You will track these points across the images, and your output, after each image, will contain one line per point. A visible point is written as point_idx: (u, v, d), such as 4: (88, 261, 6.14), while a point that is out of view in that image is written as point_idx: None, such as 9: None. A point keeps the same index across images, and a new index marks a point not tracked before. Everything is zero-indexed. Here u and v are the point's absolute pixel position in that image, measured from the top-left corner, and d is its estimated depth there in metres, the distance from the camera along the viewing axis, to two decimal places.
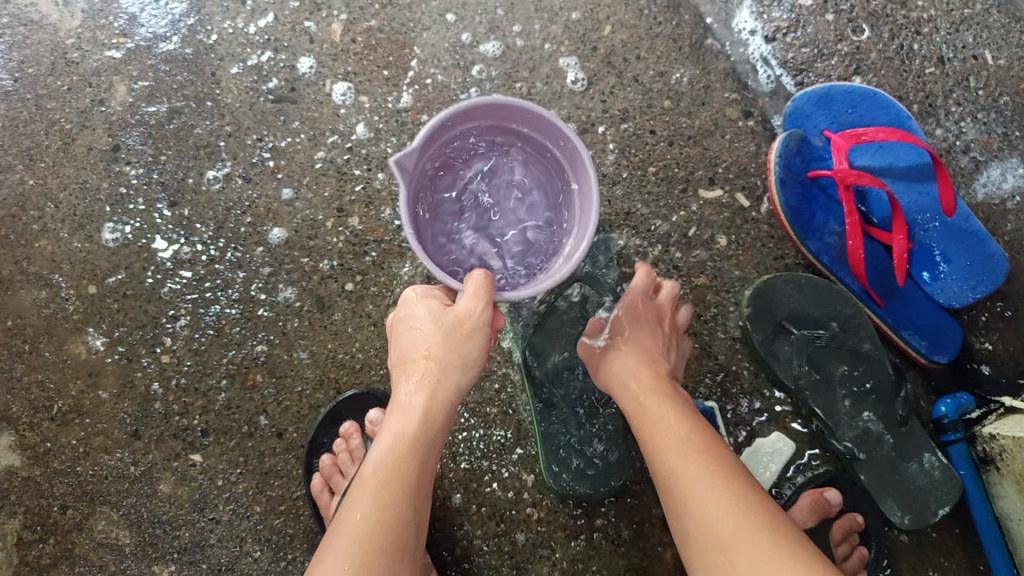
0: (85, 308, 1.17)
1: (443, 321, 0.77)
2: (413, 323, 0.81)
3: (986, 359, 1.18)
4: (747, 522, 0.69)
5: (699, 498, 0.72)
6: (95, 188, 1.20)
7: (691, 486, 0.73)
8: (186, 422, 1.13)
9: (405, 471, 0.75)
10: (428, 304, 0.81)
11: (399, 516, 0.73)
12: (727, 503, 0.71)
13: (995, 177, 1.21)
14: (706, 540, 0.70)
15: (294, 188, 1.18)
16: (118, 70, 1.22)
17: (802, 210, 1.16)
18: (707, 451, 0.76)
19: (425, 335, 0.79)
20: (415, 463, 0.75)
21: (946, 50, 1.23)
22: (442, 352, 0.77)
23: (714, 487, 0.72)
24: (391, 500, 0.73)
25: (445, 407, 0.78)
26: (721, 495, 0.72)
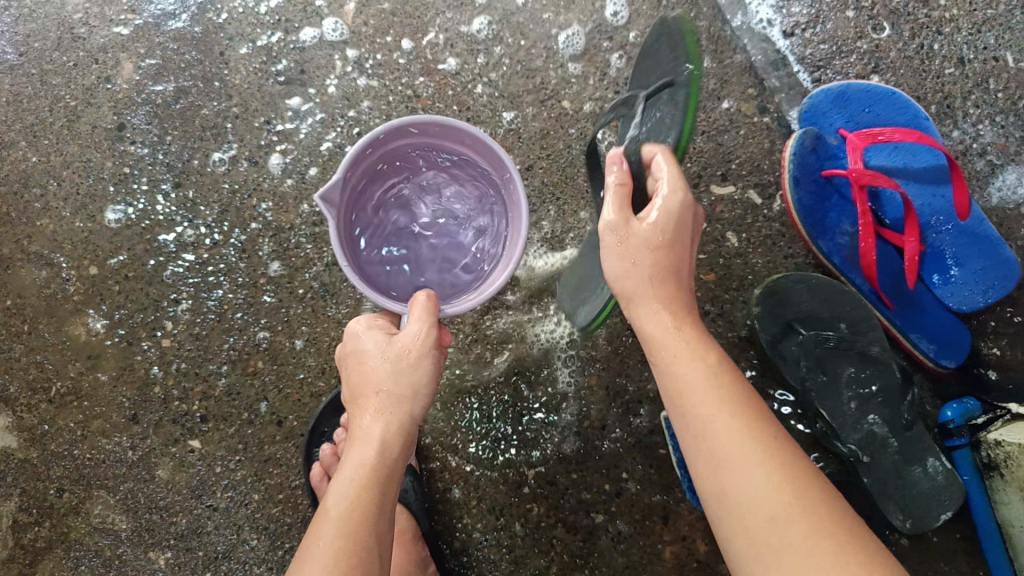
0: (86, 289, 1.15)
1: (390, 351, 0.74)
2: (359, 353, 0.77)
3: (995, 365, 1.16)
4: (778, 499, 0.64)
5: (726, 468, 0.66)
6: (99, 167, 1.18)
7: (720, 454, 0.67)
8: (185, 407, 1.12)
9: (364, 505, 0.69)
10: (374, 332, 0.77)
11: (362, 556, 0.67)
12: (758, 472, 0.65)
13: (1011, 181, 1.19)
14: (734, 511, 0.65)
15: (301, 173, 1.16)
16: (124, 47, 1.20)
17: (815, 209, 1.15)
18: (738, 409, 0.69)
19: (374, 364, 0.75)
20: (374, 495, 0.70)
21: (966, 50, 1.21)
22: (391, 381, 0.74)
23: (746, 456, 0.66)
24: (353, 534, 0.68)
25: (402, 436, 0.74)
26: (755, 467, 0.66)
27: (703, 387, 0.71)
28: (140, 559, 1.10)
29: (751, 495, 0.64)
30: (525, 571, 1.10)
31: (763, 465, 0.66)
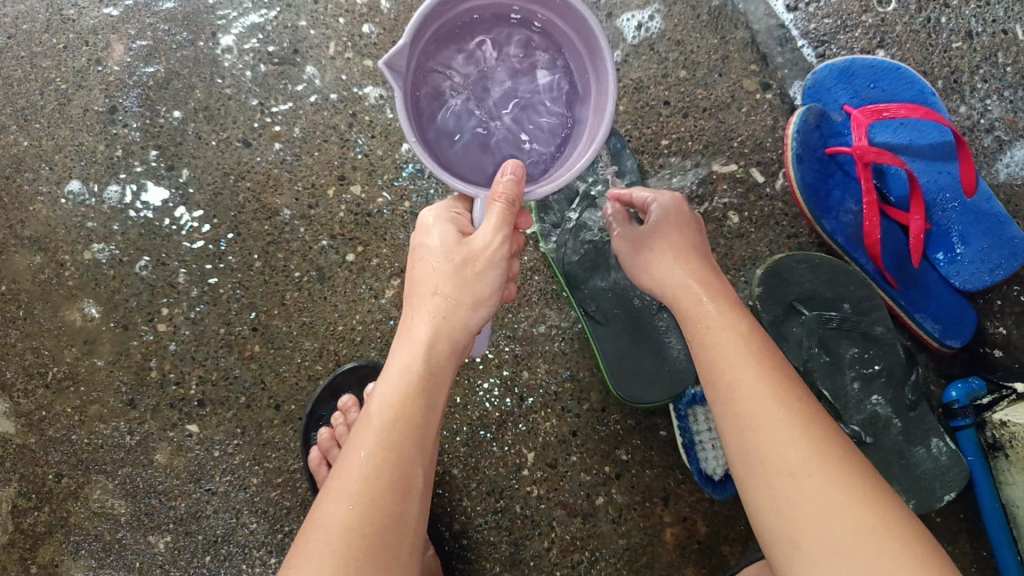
0: (80, 274, 1.14)
1: (454, 257, 0.71)
2: (427, 253, 0.73)
3: (1001, 345, 1.15)
4: (811, 468, 0.62)
5: (758, 430, 0.65)
6: (91, 152, 1.16)
7: (755, 415, 0.66)
8: (183, 391, 1.12)
9: (408, 413, 0.66)
10: (443, 231, 0.73)
11: (406, 465, 0.65)
12: (791, 439, 0.64)
13: (1018, 157, 1.17)
14: (758, 474, 0.65)
15: (295, 155, 1.15)
16: (115, 29, 1.18)
17: (818, 188, 1.13)
18: (770, 365, 0.70)
19: (438, 267, 0.71)
20: (423, 403, 0.67)
21: (974, 24, 1.18)
22: (450, 290, 0.70)
23: (782, 419, 0.65)
24: (398, 439, 0.65)
25: (457, 349, 0.71)
26: (796, 427, 0.65)
27: (742, 350, 0.70)
28: (139, 543, 1.10)
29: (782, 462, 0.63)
30: (525, 553, 1.10)
31: (799, 434, 0.64)
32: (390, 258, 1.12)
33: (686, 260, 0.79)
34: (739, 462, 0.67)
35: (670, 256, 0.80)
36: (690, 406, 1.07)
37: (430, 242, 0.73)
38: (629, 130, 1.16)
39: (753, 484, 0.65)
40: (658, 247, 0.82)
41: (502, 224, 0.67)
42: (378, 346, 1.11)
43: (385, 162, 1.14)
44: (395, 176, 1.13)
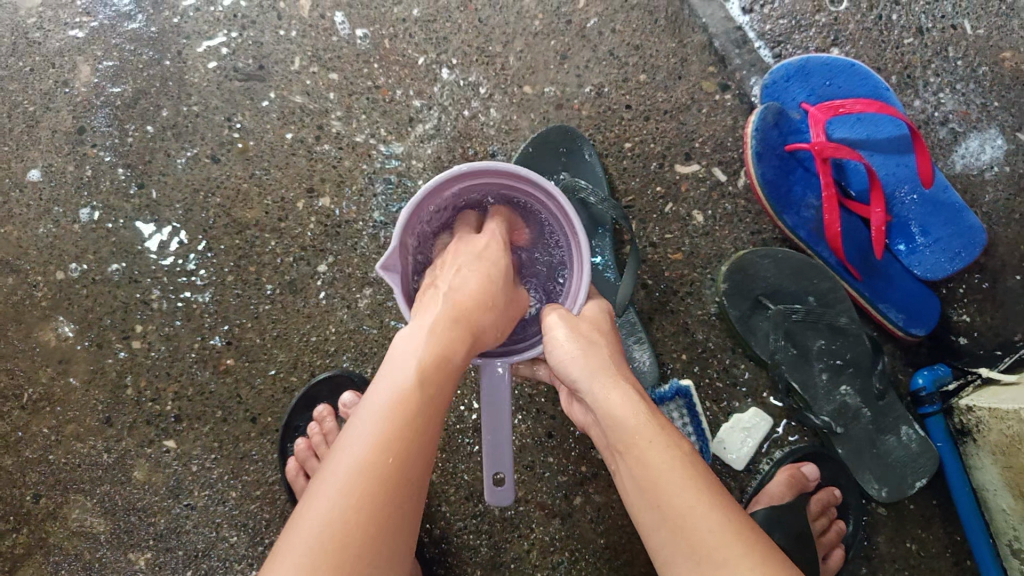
0: (53, 294, 1.15)
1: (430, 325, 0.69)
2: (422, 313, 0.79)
3: (964, 332, 1.18)
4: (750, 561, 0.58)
5: (695, 540, 0.60)
6: (61, 172, 1.17)
7: (683, 527, 0.61)
8: (159, 408, 1.12)
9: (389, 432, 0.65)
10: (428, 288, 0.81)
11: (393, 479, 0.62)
12: (726, 534, 0.60)
13: (973, 148, 1.20)
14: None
15: (264, 169, 1.16)
16: (81, 50, 1.19)
17: (779, 184, 1.15)
18: (692, 470, 0.65)
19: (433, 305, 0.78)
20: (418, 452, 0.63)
21: (924, 20, 1.21)
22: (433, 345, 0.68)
23: (716, 524, 0.61)
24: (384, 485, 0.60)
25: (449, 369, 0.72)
26: (727, 535, 0.60)
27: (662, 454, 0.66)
28: (120, 560, 1.11)
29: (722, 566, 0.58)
30: (505, 555, 1.11)
31: (730, 530, 0.61)
32: (361, 268, 1.13)
33: (603, 368, 0.72)
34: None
35: (572, 354, 0.73)
36: None
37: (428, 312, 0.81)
38: (593, 135, 1.18)
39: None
40: (557, 332, 0.75)
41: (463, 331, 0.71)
42: (351, 356, 1.12)
43: (353, 173, 1.15)
44: (364, 186, 1.15)
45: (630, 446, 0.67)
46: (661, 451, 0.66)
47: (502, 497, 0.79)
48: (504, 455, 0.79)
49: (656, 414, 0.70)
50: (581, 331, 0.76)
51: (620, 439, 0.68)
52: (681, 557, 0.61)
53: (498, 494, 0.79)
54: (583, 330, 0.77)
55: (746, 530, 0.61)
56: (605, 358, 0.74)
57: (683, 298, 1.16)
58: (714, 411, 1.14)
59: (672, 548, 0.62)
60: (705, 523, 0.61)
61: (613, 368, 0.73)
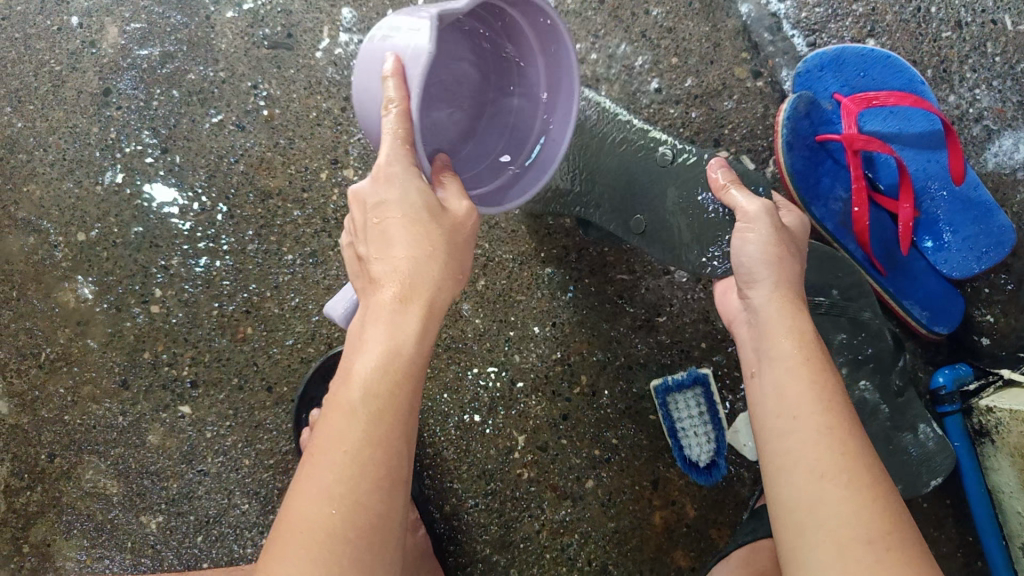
0: (74, 255, 1.15)
1: (441, 220, 0.66)
2: (394, 214, 0.65)
3: (988, 332, 1.16)
4: (838, 469, 0.65)
5: (821, 495, 0.65)
6: (85, 133, 1.17)
7: (811, 443, 0.67)
8: (175, 372, 1.12)
9: (394, 400, 0.62)
10: (421, 188, 0.65)
11: (402, 438, 0.62)
12: (826, 444, 0.67)
13: (1006, 147, 1.18)
14: (801, 508, 0.65)
15: (289, 139, 1.15)
16: (109, 11, 1.18)
17: (808, 174, 1.13)
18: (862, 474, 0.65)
19: (422, 229, 0.65)
20: (412, 387, 0.63)
21: (964, 13, 1.19)
22: (445, 251, 0.66)
23: (822, 421, 0.68)
24: (389, 420, 0.62)
25: (435, 321, 0.67)
26: (857, 498, 0.64)
27: (821, 449, 0.67)
28: (132, 523, 1.11)
29: (821, 486, 0.65)
30: (514, 535, 1.11)
31: (831, 443, 0.67)
32: None
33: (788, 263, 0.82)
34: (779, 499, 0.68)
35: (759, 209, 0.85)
36: (668, 395, 1.12)
37: (381, 196, 0.65)
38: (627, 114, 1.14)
39: (799, 501, 0.65)
40: (747, 235, 0.83)
41: (450, 248, 0.67)
42: None
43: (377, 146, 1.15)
44: None
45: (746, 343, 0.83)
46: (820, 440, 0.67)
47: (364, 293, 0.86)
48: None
49: (821, 343, 0.76)
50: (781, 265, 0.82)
51: (782, 371, 0.74)
52: (802, 483, 0.66)
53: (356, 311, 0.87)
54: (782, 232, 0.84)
55: (843, 441, 0.67)
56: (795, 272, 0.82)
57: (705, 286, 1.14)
58: (732, 401, 1.12)
59: (794, 496, 0.66)
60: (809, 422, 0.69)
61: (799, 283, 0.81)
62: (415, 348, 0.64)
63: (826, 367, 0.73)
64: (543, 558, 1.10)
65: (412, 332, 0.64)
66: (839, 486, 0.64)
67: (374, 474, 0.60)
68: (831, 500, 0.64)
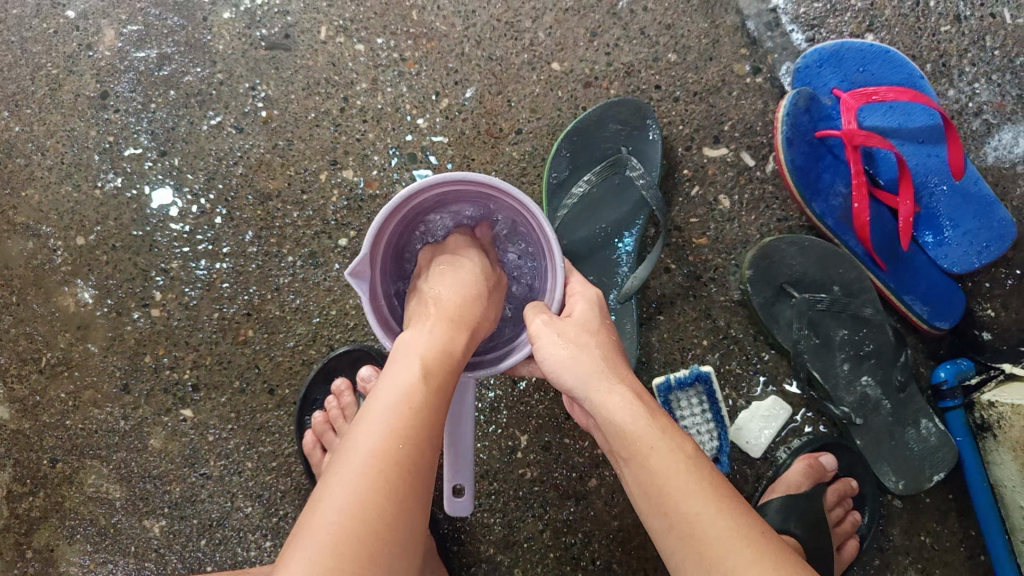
0: (74, 259, 1.14)
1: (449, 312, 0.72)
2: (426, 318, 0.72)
3: (989, 326, 1.16)
4: (697, 489, 0.63)
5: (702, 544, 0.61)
6: (83, 137, 1.16)
7: (658, 482, 0.64)
8: (177, 376, 1.12)
9: (411, 434, 0.62)
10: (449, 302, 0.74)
11: (398, 500, 0.59)
12: (683, 490, 0.63)
13: (1006, 141, 1.18)
14: None
15: (287, 141, 1.15)
16: (105, 13, 1.17)
17: (808, 171, 1.13)
18: (714, 487, 0.64)
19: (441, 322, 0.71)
20: (429, 434, 0.63)
21: (963, 7, 1.19)
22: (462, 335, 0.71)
23: (647, 435, 0.66)
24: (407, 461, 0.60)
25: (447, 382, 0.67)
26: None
27: (678, 474, 0.64)
28: (135, 527, 1.11)
29: None
30: (518, 535, 1.11)
31: (704, 504, 0.62)
32: None
33: (594, 363, 0.70)
34: (646, 508, 0.65)
35: (565, 356, 0.70)
36: (669, 392, 1.13)
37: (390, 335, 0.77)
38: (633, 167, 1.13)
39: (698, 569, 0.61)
40: (546, 340, 0.71)
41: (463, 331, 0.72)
42: (370, 330, 1.11)
43: (376, 146, 1.15)
44: (388, 159, 1.15)
45: (607, 402, 0.68)
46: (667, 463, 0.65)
47: (461, 506, 0.86)
48: (461, 469, 0.84)
49: (658, 418, 0.67)
50: (570, 334, 0.72)
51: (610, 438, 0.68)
52: (684, 554, 0.62)
53: (457, 504, 0.85)
54: (595, 371, 0.69)
55: (695, 463, 0.65)
56: (599, 358, 0.71)
57: (706, 284, 1.14)
58: (734, 398, 1.13)
59: (682, 556, 0.62)
60: (638, 446, 0.65)
61: (609, 369, 0.70)
62: (405, 419, 0.62)
63: (652, 405, 0.69)
64: (547, 558, 1.10)
65: (404, 399, 0.63)
66: (721, 521, 0.61)
67: (359, 539, 0.56)
68: (714, 533, 0.61)
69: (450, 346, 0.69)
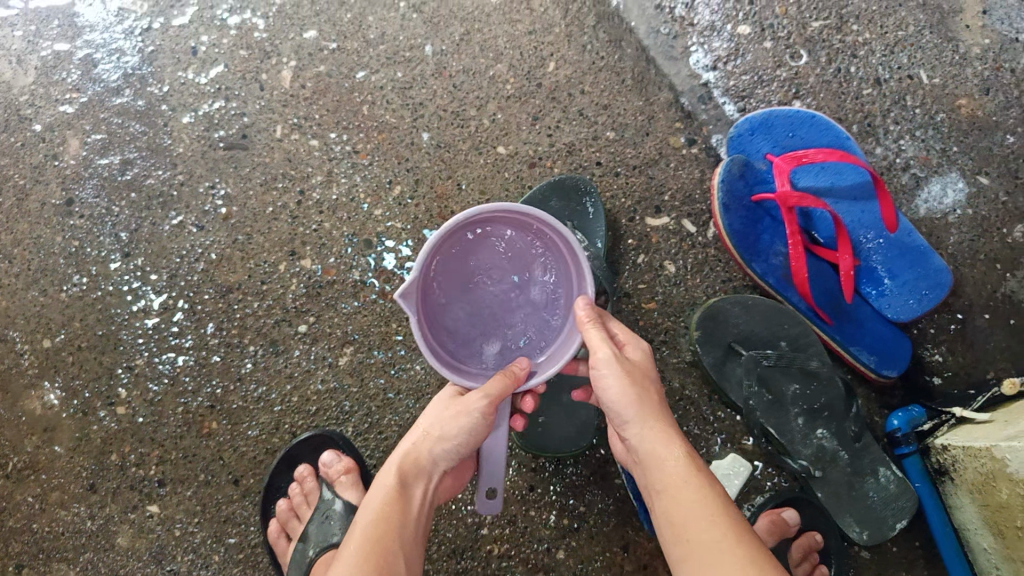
0: (40, 362, 1.17)
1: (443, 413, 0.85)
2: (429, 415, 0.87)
3: (938, 371, 1.19)
4: (716, 521, 0.67)
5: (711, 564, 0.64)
6: (48, 243, 1.20)
7: (682, 510, 0.70)
8: (143, 473, 1.13)
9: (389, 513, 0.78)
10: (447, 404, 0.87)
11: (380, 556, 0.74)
12: (701, 520, 0.68)
13: (935, 192, 1.23)
14: None
15: (246, 235, 1.19)
16: (70, 125, 1.23)
17: (747, 233, 1.18)
18: (733, 526, 0.67)
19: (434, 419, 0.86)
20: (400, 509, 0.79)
21: (882, 71, 1.27)
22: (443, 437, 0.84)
23: (679, 471, 0.72)
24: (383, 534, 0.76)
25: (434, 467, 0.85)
26: None
27: (698, 507, 0.69)
28: None
29: None
30: None
31: (718, 534, 0.66)
32: (342, 326, 1.15)
33: (643, 402, 0.78)
34: (668, 539, 0.70)
35: (622, 386, 0.78)
36: None
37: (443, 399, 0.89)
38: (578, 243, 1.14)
39: None
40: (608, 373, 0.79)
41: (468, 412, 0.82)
42: (333, 414, 1.13)
43: (332, 235, 1.19)
44: (344, 246, 1.18)
45: (652, 437, 0.76)
46: (692, 496, 0.70)
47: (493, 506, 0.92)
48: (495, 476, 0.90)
49: (695, 463, 0.74)
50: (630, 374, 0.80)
51: (647, 469, 0.75)
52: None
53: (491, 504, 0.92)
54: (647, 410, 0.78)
55: (721, 506, 0.69)
56: (653, 405, 0.78)
57: (658, 347, 1.18)
58: None
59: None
60: (671, 478, 0.72)
61: (660, 416, 0.78)
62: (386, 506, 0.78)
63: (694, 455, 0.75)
64: None
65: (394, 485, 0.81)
66: (732, 552, 0.64)
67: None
68: (723, 555, 0.64)
69: (435, 448, 0.85)
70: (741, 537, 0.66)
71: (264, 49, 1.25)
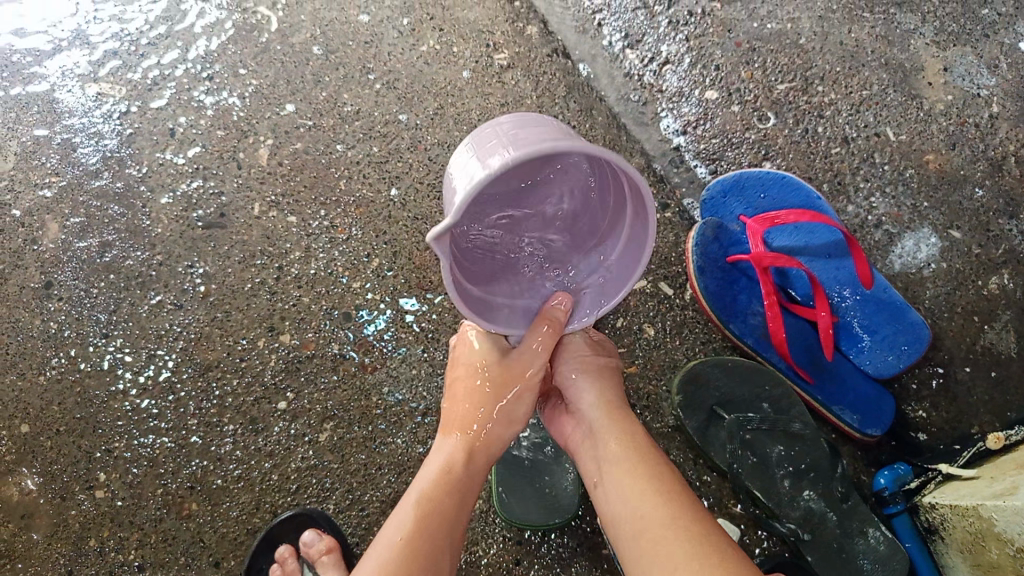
0: (17, 447, 1.16)
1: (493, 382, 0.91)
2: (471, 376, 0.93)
3: (922, 427, 1.18)
4: (651, 483, 0.80)
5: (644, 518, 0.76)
6: (27, 326, 1.20)
7: (623, 480, 0.82)
8: (122, 557, 1.11)
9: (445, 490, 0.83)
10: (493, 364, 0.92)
11: (435, 530, 0.79)
12: (639, 483, 0.80)
13: (909, 248, 1.24)
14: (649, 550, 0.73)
15: (225, 312, 1.20)
16: (50, 209, 1.25)
17: (723, 295, 1.19)
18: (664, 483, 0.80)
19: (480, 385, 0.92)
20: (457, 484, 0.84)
21: (848, 130, 1.29)
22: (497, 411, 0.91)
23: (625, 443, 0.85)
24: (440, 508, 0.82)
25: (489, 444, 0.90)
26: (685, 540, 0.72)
27: (637, 473, 0.81)
28: None
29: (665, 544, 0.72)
30: None
31: (655, 493, 0.78)
32: (322, 401, 1.15)
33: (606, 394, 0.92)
34: (613, 505, 0.82)
35: (581, 369, 0.94)
36: None
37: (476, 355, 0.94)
38: None
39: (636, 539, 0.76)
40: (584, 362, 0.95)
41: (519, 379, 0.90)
42: (315, 491, 1.12)
43: (311, 309, 1.20)
44: (323, 321, 1.19)
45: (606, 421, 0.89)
46: (632, 461, 0.83)
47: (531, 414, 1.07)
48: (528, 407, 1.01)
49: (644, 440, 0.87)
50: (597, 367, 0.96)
51: (600, 442, 0.88)
52: (632, 530, 0.77)
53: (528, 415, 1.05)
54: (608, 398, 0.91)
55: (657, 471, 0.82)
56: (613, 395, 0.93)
57: (640, 412, 1.17)
58: None
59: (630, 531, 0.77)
60: (619, 450, 0.85)
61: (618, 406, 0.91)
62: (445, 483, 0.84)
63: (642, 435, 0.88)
64: None
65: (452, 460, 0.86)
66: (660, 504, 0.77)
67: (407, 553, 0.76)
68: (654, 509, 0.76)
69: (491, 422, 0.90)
70: (671, 494, 0.79)
71: (241, 129, 1.28)
